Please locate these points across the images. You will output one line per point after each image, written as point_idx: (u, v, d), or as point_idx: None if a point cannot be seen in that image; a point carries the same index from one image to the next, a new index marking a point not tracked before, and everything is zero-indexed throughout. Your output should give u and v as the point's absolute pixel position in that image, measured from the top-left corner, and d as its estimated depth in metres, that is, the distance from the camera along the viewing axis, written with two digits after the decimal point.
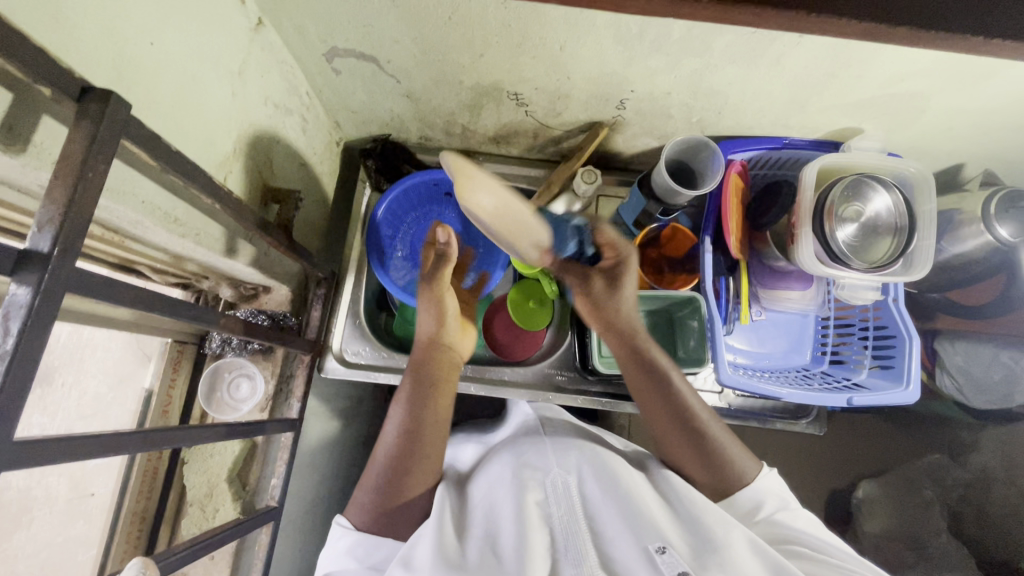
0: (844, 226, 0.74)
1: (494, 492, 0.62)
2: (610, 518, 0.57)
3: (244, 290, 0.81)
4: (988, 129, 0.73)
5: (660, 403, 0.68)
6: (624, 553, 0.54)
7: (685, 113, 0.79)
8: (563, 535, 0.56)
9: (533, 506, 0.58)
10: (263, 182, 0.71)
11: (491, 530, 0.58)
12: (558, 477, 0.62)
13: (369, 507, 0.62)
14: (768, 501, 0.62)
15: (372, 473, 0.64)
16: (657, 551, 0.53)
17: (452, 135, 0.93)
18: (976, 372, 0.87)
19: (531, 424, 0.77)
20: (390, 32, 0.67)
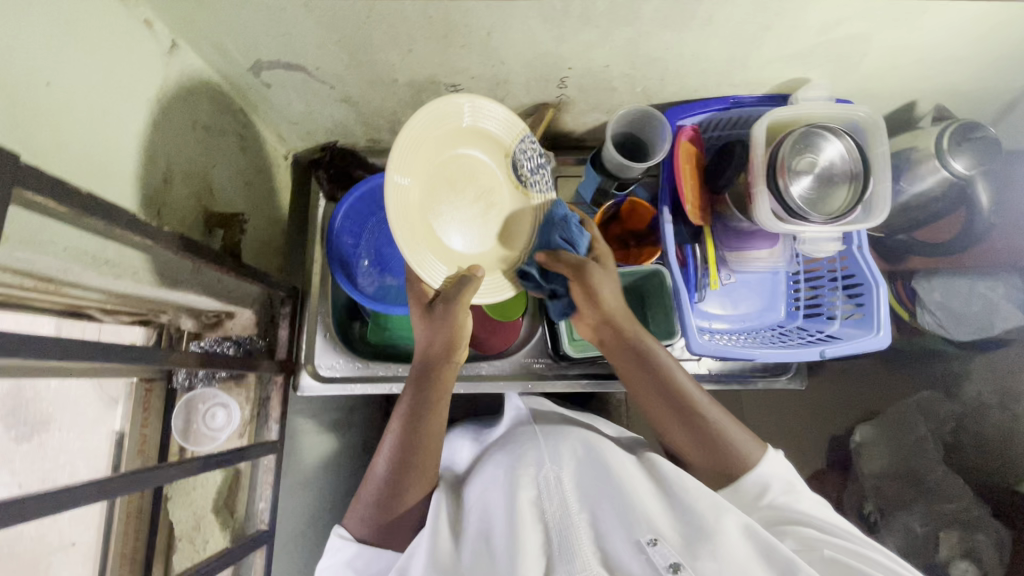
0: (799, 179, 0.73)
1: (488, 496, 0.61)
2: (600, 512, 0.57)
3: (206, 319, 0.80)
4: (933, 63, 0.72)
5: (651, 390, 0.70)
6: (618, 547, 0.53)
7: (629, 84, 0.77)
8: (557, 531, 0.56)
9: (525, 502, 0.58)
10: (205, 208, 0.69)
11: (484, 532, 0.58)
12: (550, 472, 0.62)
13: (365, 525, 0.63)
14: (775, 483, 0.61)
15: (365, 498, 0.64)
16: (649, 543, 0.52)
17: (400, 134, 0.91)
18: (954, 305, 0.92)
19: (524, 417, 0.78)
20: (312, 38, 0.65)
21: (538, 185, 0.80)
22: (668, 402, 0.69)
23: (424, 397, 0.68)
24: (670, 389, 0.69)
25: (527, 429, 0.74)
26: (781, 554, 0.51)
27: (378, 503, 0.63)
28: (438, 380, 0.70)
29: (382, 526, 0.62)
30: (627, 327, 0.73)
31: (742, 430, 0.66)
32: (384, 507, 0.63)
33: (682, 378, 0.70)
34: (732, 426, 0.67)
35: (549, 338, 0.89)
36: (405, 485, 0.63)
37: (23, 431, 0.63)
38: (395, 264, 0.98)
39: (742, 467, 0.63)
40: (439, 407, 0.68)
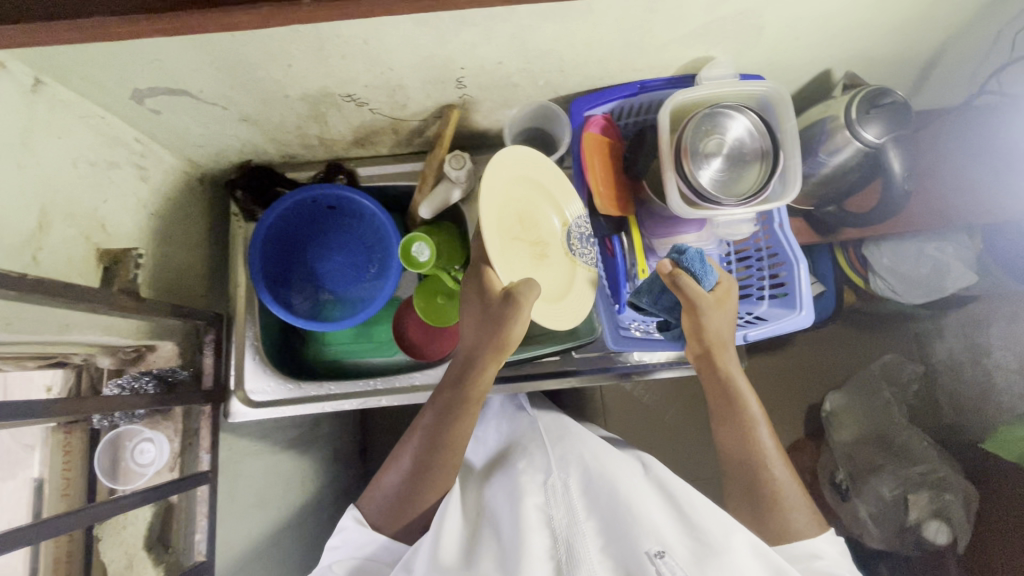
0: (707, 162, 0.72)
1: (504, 505, 0.65)
2: (610, 525, 0.59)
3: (126, 354, 0.76)
4: (834, 31, 0.70)
5: (732, 432, 0.74)
6: (626, 555, 0.56)
7: (529, 79, 0.75)
8: (564, 537, 0.58)
9: (532, 510, 0.61)
10: (98, 247, 0.67)
11: (496, 539, 0.62)
12: (559, 483, 0.65)
13: (381, 513, 0.69)
14: (824, 554, 0.65)
15: (386, 486, 0.70)
16: (655, 555, 0.54)
17: (313, 147, 0.89)
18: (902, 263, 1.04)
19: (535, 429, 0.82)
20: (186, 62, 0.63)
21: (584, 255, 0.81)
22: (742, 450, 0.72)
23: (454, 402, 0.70)
24: (743, 434, 0.73)
25: (546, 441, 0.77)
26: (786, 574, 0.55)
27: (399, 494, 0.68)
28: (469, 389, 0.70)
29: (401, 518, 0.68)
30: (721, 369, 0.75)
31: (803, 499, 0.70)
32: (405, 497, 0.68)
33: (758, 429, 0.73)
34: (799, 495, 0.70)
35: None
36: (426, 482, 0.68)
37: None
38: (329, 277, 0.98)
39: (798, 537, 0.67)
40: (465, 416, 0.70)
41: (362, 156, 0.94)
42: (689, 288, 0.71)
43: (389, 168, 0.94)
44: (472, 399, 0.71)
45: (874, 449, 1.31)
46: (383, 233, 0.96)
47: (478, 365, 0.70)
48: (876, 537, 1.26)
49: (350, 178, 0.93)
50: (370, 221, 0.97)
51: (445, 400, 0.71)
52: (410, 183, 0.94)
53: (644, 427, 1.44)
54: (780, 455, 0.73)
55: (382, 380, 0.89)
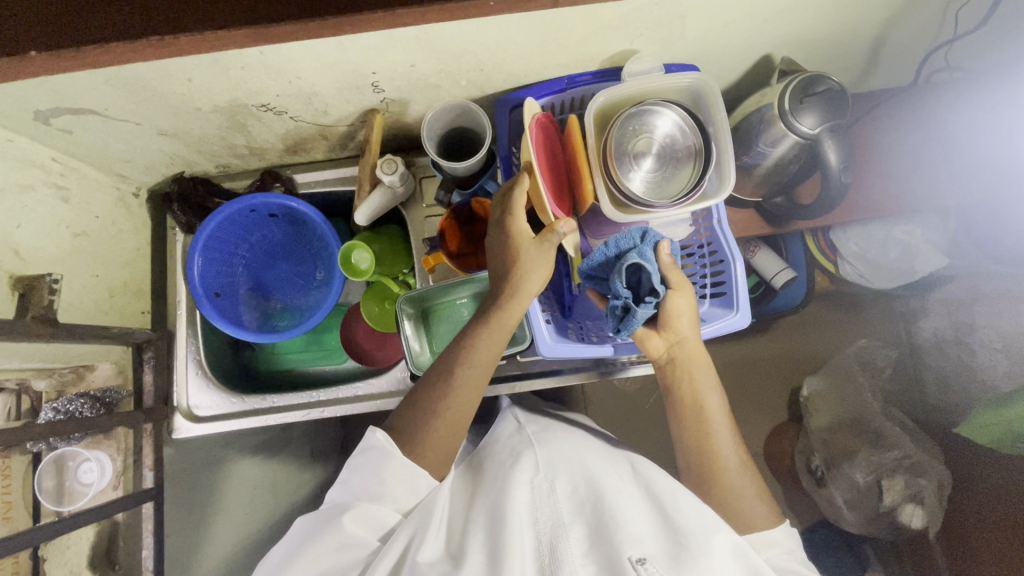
0: (636, 163, 0.69)
1: (494, 499, 0.65)
2: (595, 528, 0.59)
3: (64, 377, 0.77)
4: (762, 17, 0.66)
5: (690, 431, 0.71)
6: (607, 559, 0.55)
7: (449, 79, 0.72)
8: (550, 542, 0.59)
9: (520, 511, 0.62)
10: (10, 274, 0.66)
11: (484, 530, 0.61)
12: (546, 487, 0.66)
13: (402, 426, 0.65)
14: (782, 545, 0.66)
15: (410, 399, 0.67)
16: (637, 562, 0.54)
17: (245, 156, 0.87)
18: (870, 252, 1.11)
19: (522, 430, 0.81)
20: (80, 82, 0.61)
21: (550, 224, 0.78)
22: (700, 444, 0.70)
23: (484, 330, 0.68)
24: (705, 431, 0.70)
25: (529, 439, 0.77)
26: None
27: (423, 404, 0.66)
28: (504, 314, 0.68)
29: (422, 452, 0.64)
30: (687, 366, 0.71)
31: (761, 491, 0.70)
32: (430, 409, 0.66)
33: (720, 424, 0.71)
34: (753, 486, 0.70)
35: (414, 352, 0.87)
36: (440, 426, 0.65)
37: None
38: (276, 286, 0.97)
39: (751, 529, 0.67)
40: (496, 339, 0.68)
41: (299, 162, 0.92)
42: (671, 272, 0.69)
43: (327, 173, 0.92)
44: (503, 324, 0.68)
45: (848, 434, 1.27)
46: (323, 240, 0.94)
47: (514, 284, 0.68)
48: (853, 521, 1.26)
49: (287, 186, 0.91)
50: (311, 228, 0.95)
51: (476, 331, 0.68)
52: (349, 188, 0.92)
53: (618, 417, 1.43)
54: (743, 448, 0.72)
55: (325, 390, 0.89)
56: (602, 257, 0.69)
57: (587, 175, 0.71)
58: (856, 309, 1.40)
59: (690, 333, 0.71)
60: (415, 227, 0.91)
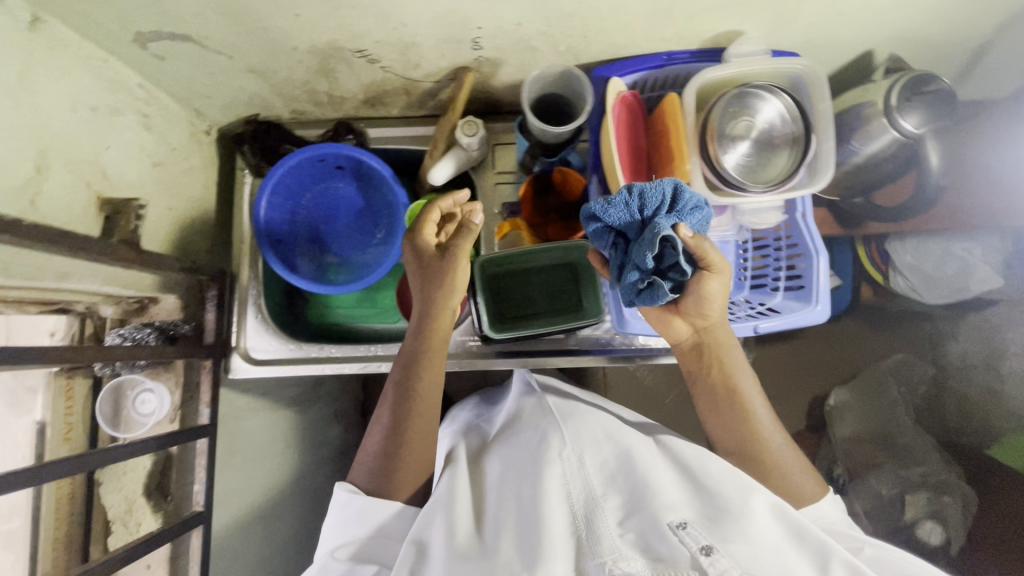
0: (732, 145, 0.68)
1: (519, 480, 0.65)
2: (626, 500, 0.58)
3: (129, 304, 0.79)
4: (881, 9, 0.65)
5: (723, 411, 0.71)
6: (644, 527, 0.55)
7: (549, 42, 0.71)
8: (586, 516, 0.58)
9: (551, 486, 0.61)
10: (99, 194, 0.66)
11: (514, 512, 0.61)
12: (573, 459, 0.65)
13: (371, 478, 0.66)
14: (833, 516, 0.66)
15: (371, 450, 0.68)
16: (678, 527, 0.53)
17: (323, 104, 0.86)
18: (928, 266, 1.10)
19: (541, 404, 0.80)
20: (190, 6, 0.60)
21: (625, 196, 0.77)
22: (733, 420, 0.70)
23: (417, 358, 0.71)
24: (742, 411, 0.69)
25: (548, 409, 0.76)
26: (812, 537, 0.54)
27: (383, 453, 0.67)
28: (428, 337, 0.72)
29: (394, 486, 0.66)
30: (719, 346, 0.71)
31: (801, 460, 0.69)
32: (383, 448, 0.67)
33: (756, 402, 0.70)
34: (794, 454, 0.69)
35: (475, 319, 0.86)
36: (401, 463, 0.67)
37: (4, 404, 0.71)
38: (335, 239, 0.97)
39: (804, 502, 0.66)
40: (432, 366, 0.71)
41: (372, 117, 0.91)
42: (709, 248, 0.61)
43: (400, 131, 0.91)
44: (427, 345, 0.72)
45: (872, 447, 1.28)
46: (391, 200, 0.94)
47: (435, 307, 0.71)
48: (868, 529, 1.23)
49: (359, 139, 0.90)
50: (378, 186, 0.96)
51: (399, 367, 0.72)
52: (420, 148, 0.91)
53: (643, 408, 1.43)
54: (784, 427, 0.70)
55: (382, 346, 0.89)
56: (625, 218, 0.62)
57: (682, 154, 0.67)
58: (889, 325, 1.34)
59: (717, 312, 0.67)
60: (484, 194, 0.91)
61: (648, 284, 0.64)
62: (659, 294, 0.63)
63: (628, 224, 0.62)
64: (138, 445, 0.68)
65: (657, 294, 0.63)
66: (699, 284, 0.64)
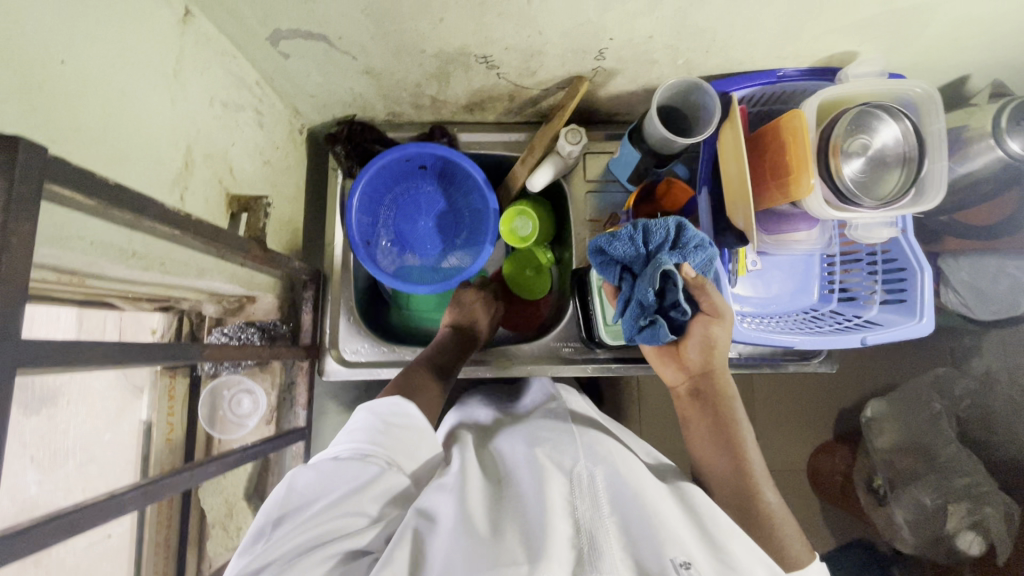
0: (849, 161, 0.70)
1: (519, 484, 0.57)
2: (631, 522, 0.50)
3: (229, 303, 0.76)
4: (995, 37, 0.68)
5: (717, 447, 0.64)
6: (645, 555, 0.47)
7: (671, 56, 0.72)
8: (586, 532, 0.50)
9: (558, 497, 0.52)
10: (225, 191, 0.65)
11: (510, 515, 0.53)
12: (582, 469, 0.57)
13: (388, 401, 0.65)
14: None
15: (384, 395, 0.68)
16: (681, 564, 0.46)
17: (422, 108, 0.86)
18: (981, 284, 0.90)
19: (558, 410, 0.73)
20: (335, 6, 0.60)
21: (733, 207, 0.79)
22: (728, 455, 0.63)
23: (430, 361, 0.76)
24: (735, 451, 0.63)
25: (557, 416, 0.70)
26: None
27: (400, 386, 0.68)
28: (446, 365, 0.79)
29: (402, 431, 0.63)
30: (722, 391, 0.66)
31: (796, 529, 0.60)
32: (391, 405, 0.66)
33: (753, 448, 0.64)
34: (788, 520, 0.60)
35: (580, 323, 0.86)
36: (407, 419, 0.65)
37: (32, 407, 0.62)
38: (416, 242, 0.94)
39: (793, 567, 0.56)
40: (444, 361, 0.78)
41: (465, 122, 0.92)
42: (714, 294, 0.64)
43: (492, 136, 0.92)
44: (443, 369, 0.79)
45: (914, 458, 1.20)
46: (477, 205, 0.93)
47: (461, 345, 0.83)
48: (908, 541, 1.21)
49: (452, 143, 0.90)
50: (463, 187, 0.94)
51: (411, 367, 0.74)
52: (512, 153, 0.92)
53: None
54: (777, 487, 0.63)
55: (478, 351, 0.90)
56: (630, 252, 0.62)
57: (809, 167, 0.68)
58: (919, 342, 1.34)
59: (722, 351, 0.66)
60: (575, 201, 0.91)
61: (651, 322, 0.63)
62: (659, 334, 0.62)
63: (634, 259, 0.62)
64: (254, 448, 0.63)
65: (657, 331, 0.62)
66: (704, 329, 0.64)
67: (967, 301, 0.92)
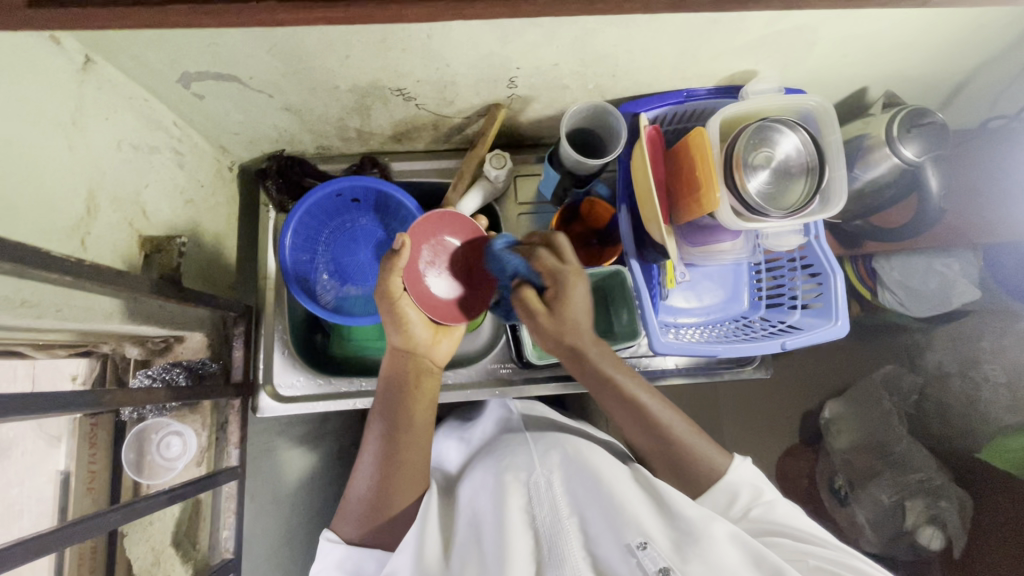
0: (755, 174, 0.73)
1: (478, 499, 0.63)
2: (593, 516, 0.56)
3: (154, 345, 0.75)
4: (881, 51, 0.72)
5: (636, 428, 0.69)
6: (607, 551, 0.53)
7: (580, 82, 0.75)
8: (548, 540, 0.55)
9: (515, 511, 0.58)
10: (138, 233, 0.65)
11: (474, 545, 0.58)
12: (540, 476, 0.63)
13: (357, 524, 0.64)
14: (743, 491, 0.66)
15: (355, 496, 0.66)
16: (639, 547, 0.51)
17: (350, 139, 0.87)
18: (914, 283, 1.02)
19: (514, 424, 0.80)
20: (241, 48, 0.61)
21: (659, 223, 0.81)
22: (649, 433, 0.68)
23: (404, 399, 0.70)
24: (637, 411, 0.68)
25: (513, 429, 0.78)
26: (771, 561, 0.51)
27: (367, 500, 0.65)
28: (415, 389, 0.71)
29: (377, 522, 0.64)
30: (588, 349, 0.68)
31: (711, 445, 0.70)
32: (371, 500, 0.64)
33: (650, 404, 0.68)
34: (697, 438, 0.69)
35: (512, 343, 0.88)
36: (389, 498, 0.64)
37: None
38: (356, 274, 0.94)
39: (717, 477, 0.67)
40: (404, 435, 0.68)
41: (396, 151, 0.93)
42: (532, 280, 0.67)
43: (424, 164, 0.93)
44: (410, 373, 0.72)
45: (871, 458, 1.20)
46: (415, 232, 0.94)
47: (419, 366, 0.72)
48: (874, 541, 1.17)
49: (384, 172, 0.92)
50: (400, 217, 0.94)
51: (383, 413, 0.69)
52: (444, 180, 0.93)
53: None
54: (690, 425, 0.71)
55: None
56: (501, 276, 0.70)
57: (715, 184, 0.70)
58: (871, 339, 1.37)
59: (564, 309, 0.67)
60: (508, 223, 0.93)
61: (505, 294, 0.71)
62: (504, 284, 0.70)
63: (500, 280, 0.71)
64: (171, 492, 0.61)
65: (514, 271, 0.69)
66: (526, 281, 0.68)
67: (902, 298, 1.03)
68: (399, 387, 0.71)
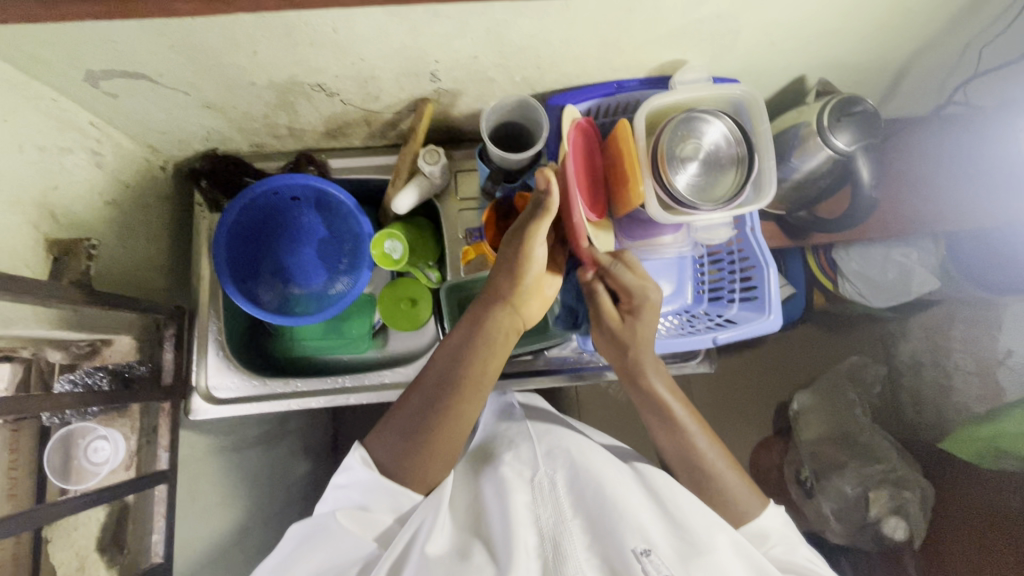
0: (684, 167, 0.72)
1: (487, 496, 0.64)
2: (600, 518, 0.58)
3: (79, 347, 0.72)
4: (809, 38, 0.70)
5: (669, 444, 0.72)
6: (612, 554, 0.54)
7: (506, 74, 0.74)
8: (554, 540, 0.56)
9: (521, 508, 0.59)
10: (43, 236, 0.65)
11: (480, 537, 0.60)
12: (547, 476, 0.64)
13: (392, 453, 0.63)
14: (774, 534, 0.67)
15: (399, 420, 0.65)
16: (643, 554, 0.53)
17: (283, 137, 0.86)
18: (873, 274, 1.06)
19: (517, 415, 0.80)
20: (141, 44, 0.60)
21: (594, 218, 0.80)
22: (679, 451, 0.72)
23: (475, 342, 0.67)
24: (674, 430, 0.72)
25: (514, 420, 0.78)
26: None
27: (410, 433, 0.63)
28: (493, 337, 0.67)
29: (409, 458, 0.63)
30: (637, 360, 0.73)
31: (746, 482, 0.71)
32: (415, 433, 0.63)
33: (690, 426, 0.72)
34: (731, 470, 0.71)
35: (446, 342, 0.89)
36: (432, 441, 0.63)
37: None
38: (297, 273, 0.92)
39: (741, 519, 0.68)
40: (472, 393, 0.66)
41: (334, 148, 0.92)
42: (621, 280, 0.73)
43: (363, 161, 0.92)
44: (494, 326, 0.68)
45: (835, 448, 1.18)
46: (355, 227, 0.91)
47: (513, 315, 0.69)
48: (839, 533, 1.14)
49: (321, 170, 0.90)
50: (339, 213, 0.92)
51: (452, 350, 0.67)
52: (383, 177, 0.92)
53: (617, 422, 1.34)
54: (729, 456, 0.72)
55: (350, 377, 0.88)
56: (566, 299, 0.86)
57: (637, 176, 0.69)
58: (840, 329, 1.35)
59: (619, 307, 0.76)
60: (448, 219, 0.92)
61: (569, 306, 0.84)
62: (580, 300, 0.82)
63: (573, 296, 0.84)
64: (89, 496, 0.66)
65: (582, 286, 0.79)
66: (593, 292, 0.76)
67: (863, 290, 1.08)
68: (472, 327, 0.68)
